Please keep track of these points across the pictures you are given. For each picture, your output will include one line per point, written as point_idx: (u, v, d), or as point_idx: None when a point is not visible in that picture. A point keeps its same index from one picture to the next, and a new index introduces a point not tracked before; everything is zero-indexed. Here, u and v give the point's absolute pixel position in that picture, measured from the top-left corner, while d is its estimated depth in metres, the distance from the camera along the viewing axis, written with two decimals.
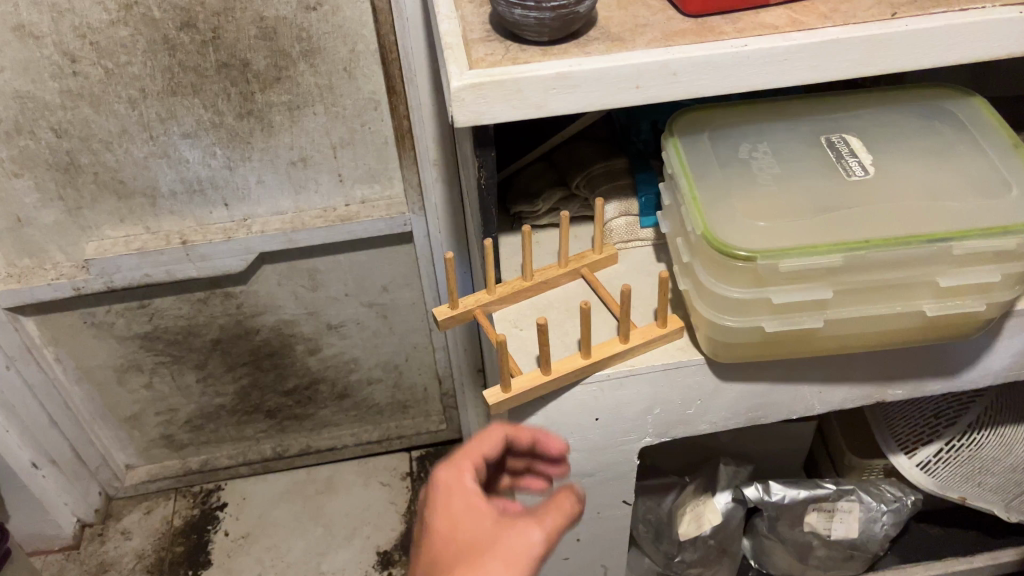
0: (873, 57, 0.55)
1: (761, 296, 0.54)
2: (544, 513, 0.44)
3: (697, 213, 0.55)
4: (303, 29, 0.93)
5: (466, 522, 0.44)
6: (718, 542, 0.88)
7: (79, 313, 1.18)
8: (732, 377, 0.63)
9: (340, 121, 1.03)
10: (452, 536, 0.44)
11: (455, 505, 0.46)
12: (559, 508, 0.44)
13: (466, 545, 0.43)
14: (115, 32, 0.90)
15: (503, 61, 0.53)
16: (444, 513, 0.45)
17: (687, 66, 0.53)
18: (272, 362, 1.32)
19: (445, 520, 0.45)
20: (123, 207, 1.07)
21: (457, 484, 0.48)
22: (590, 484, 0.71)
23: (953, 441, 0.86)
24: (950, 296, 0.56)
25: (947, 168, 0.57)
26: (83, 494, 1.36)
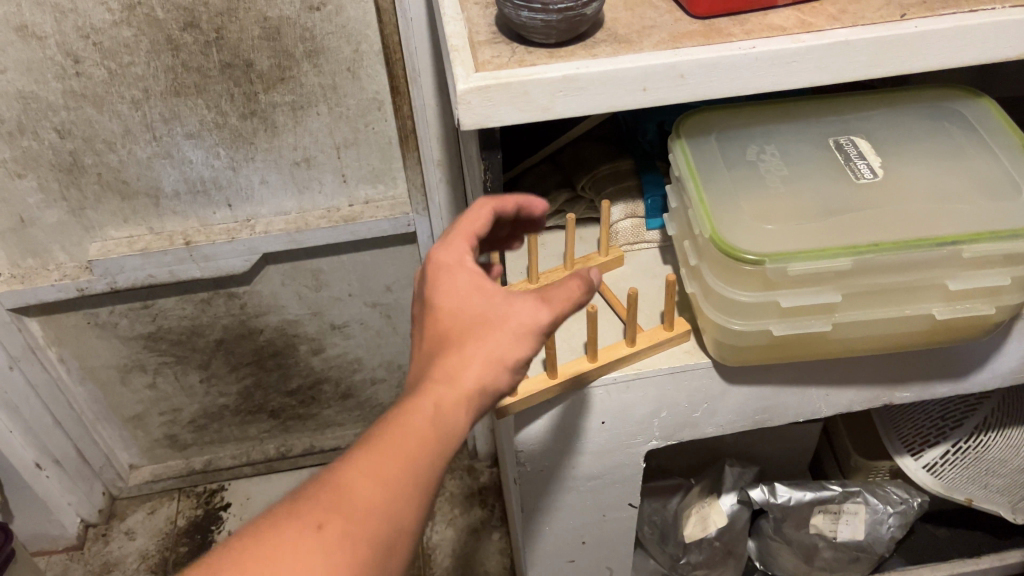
0: (882, 59, 0.54)
1: (768, 300, 0.54)
2: (548, 291, 0.47)
3: (705, 215, 0.54)
4: (306, 29, 0.93)
5: (473, 296, 0.47)
6: (725, 543, 0.88)
7: (83, 313, 1.17)
8: (740, 380, 0.63)
9: (344, 122, 1.03)
10: (460, 311, 0.46)
11: (460, 283, 0.47)
12: (567, 286, 0.47)
13: (476, 318, 0.46)
14: (118, 32, 0.89)
15: (510, 64, 0.53)
16: (449, 290, 0.47)
17: (695, 68, 0.53)
18: (276, 362, 1.32)
19: (451, 295, 0.47)
20: (126, 207, 1.07)
21: (457, 262, 0.49)
22: (596, 486, 0.70)
23: (960, 443, 0.85)
24: (959, 299, 0.55)
25: (957, 170, 0.57)
26: (86, 493, 1.36)
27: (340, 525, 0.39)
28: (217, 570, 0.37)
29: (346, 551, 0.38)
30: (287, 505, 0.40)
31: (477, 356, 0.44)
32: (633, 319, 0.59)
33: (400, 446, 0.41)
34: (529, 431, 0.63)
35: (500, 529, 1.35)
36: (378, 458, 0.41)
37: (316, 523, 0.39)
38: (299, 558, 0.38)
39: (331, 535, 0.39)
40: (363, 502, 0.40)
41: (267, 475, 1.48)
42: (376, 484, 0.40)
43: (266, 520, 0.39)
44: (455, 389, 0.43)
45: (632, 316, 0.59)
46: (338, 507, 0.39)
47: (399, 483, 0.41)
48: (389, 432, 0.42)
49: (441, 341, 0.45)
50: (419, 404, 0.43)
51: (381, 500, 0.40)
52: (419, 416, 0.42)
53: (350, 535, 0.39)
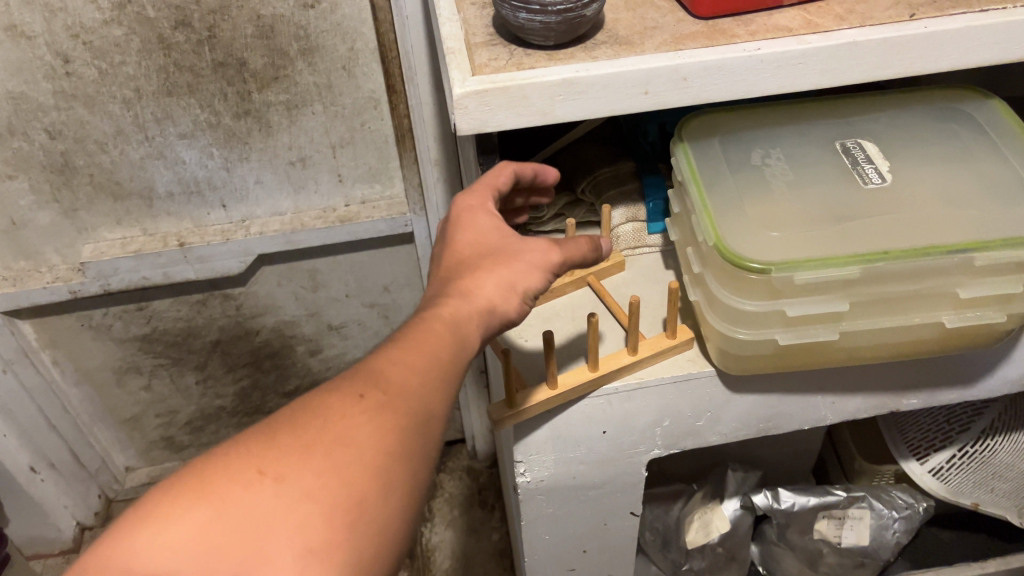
0: (891, 60, 0.53)
1: (774, 308, 0.52)
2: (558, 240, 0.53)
3: (708, 222, 0.53)
4: (300, 27, 0.91)
5: (494, 233, 0.53)
6: (727, 549, 0.87)
7: (76, 316, 1.16)
8: (744, 389, 0.62)
9: (340, 121, 1.01)
10: (482, 244, 0.52)
11: (485, 220, 0.53)
12: (576, 241, 0.54)
13: (496, 251, 0.51)
14: (108, 32, 0.88)
15: (507, 67, 0.51)
16: (474, 227, 0.53)
17: (698, 71, 0.51)
18: (273, 363, 1.31)
19: (475, 231, 0.52)
20: (119, 209, 1.05)
21: (481, 205, 0.54)
22: (597, 495, 0.69)
23: (966, 447, 0.84)
24: (970, 307, 0.54)
25: (967, 174, 0.55)
26: (82, 496, 1.36)
27: (379, 396, 0.41)
28: (271, 433, 0.38)
29: (387, 417, 0.40)
30: (325, 386, 0.41)
31: (496, 276, 0.50)
32: (635, 326, 0.58)
33: (429, 340, 0.45)
34: (528, 440, 0.62)
35: (499, 530, 1.34)
36: (409, 348, 0.44)
37: (357, 392, 0.41)
38: (346, 421, 0.39)
39: (374, 403, 0.40)
40: (398, 380, 0.42)
41: None
42: (407, 368, 0.43)
43: (307, 398, 0.41)
44: (474, 301, 0.48)
45: (634, 322, 0.57)
46: (375, 383, 0.41)
47: (429, 370, 0.43)
48: (415, 332, 0.45)
49: (463, 264, 0.51)
50: (443, 310, 0.47)
51: (413, 382, 0.42)
52: (444, 318, 0.46)
53: (388, 405, 0.41)
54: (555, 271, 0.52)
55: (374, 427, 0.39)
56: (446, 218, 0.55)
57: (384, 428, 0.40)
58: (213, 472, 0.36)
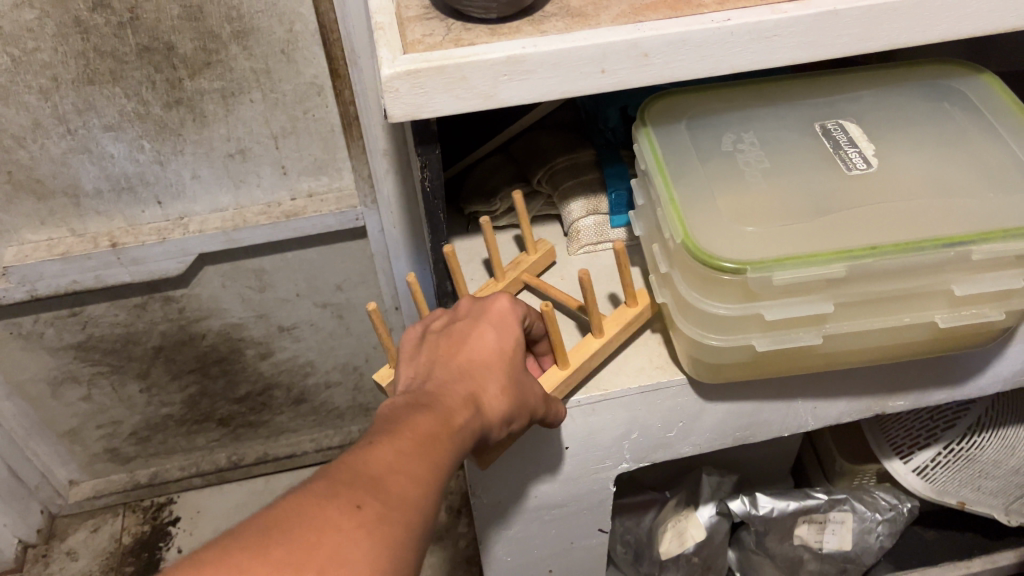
0: (876, 31, 0.47)
1: (751, 312, 0.46)
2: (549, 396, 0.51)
3: (676, 217, 0.47)
4: (232, 8, 0.84)
5: (514, 352, 0.50)
6: (703, 559, 0.81)
7: (3, 324, 1.07)
8: (719, 397, 0.56)
9: (280, 109, 0.94)
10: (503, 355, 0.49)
11: (515, 332, 0.50)
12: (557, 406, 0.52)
13: (512, 369, 0.48)
14: (18, 15, 0.80)
15: (445, 43, 0.45)
16: (501, 334, 0.50)
17: (661, 45, 0.45)
18: (221, 368, 1.23)
19: (501, 338, 0.50)
20: (43, 209, 0.97)
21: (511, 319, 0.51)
22: (561, 515, 0.63)
23: (952, 444, 0.79)
24: (964, 303, 0.49)
25: (961, 158, 0.50)
26: (22, 514, 1.27)
27: (379, 509, 0.36)
28: (259, 539, 0.32)
29: (385, 533, 0.35)
30: (325, 481, 0.36)
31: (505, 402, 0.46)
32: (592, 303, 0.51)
33: (433, 447, 0.41)
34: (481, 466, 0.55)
35: (467, 537, 1.28)
36: (416, 453, 0.39)
37: (354, 502, 0.35)
38: (343, 535, 0.34)
39: (373, 517, 0.35)
40: (396, 488, 0.37)
41: (218, 485, 1.39)
42: (405, 475, 0.38)
43: (300, 495, 0.35)
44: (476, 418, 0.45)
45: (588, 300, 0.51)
46: (374, 490, 0.36)
47: (425, 478, 0.39)
48: (418, 430, 0.41)
49: (482, 367, 0.47)
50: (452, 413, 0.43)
51: (412, 493, 0.38)
52: (452, 427, 0.43)
53: (387, 518, 0.35)
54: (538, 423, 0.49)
55: (374, 544, 0.34)
56: (473, 306, 0.52)
57: (382, 544, 0.34)
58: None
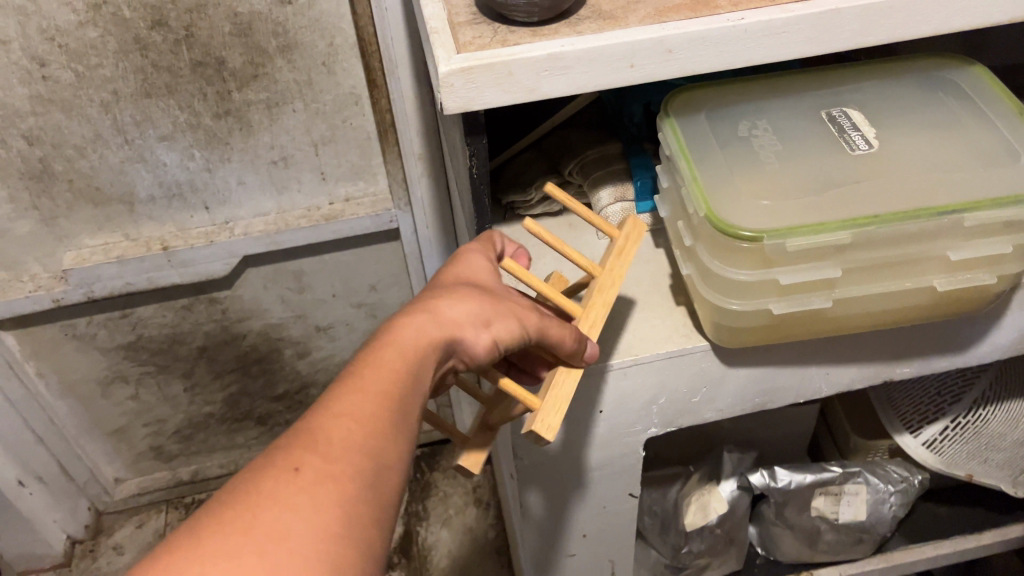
0: (874, 27, 0.53)
1: (767, 278, 0.52)
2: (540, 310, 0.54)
3: (699, 194, 0.52)
4: (279, 24, 0.91)
5: (483, 276, 0.54)
6: (725, 531, 0.87)
7: (60, 326, 1.14)
8: (740, 362, 0.62)
9: (321, 118, 1.01)
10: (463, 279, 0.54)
11: (476, 262, 0.55)
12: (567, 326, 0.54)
13: (478, 287, 0.53)
14: (83, 34, 0.87)
15: (493, 44, 0.51)
16: (464, 268, 0.55)
17: (683, 42, 0.51)
18: (261, 367, 1.30)
19: (464, 270, 0.54)
20: (100, 215, 1.04)
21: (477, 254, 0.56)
22: (595, 478, 0.69)
23: (959, 418, 0.85)
24: (960, 269, 0.54)
25: (954, 139, 0.56)
26: (71, 510, 1.34)
27: (330, 448, 0.39)
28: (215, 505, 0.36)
29: (335, 468, 0.39)
30: (279, 441, 0.40)
31: (467, 307, 0.50)
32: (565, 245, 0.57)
33: (390, 362, 0.45)
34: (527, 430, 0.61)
35: (496, 527, 1.34)
36: (369, 378, 0.44)
37: (291, 465, 0.38)
38: (293, 482, 0.38)
39: (324, 457, 0.39)
40: (336, 439, 0.40)
41: None
42: (357, 408, 0.42)
43: (243, 470, 0.38)
44: (438, 323, 0.49)
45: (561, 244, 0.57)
46: (313, 448, 0.39)
47: (381, 406, 0.43)
48: (364, 366, 0.45)
49: (443, 289, 0.52)
50: (402, 326, 0.47)
51: (358, 438, 0.41)
52: (412, 337, 0.47)
53: (325, 473, 0.38)
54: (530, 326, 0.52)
55: (315, 499, 0.37)
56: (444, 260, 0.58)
57: (324, 498, 0.37)
58: (167, 552, 0.35)
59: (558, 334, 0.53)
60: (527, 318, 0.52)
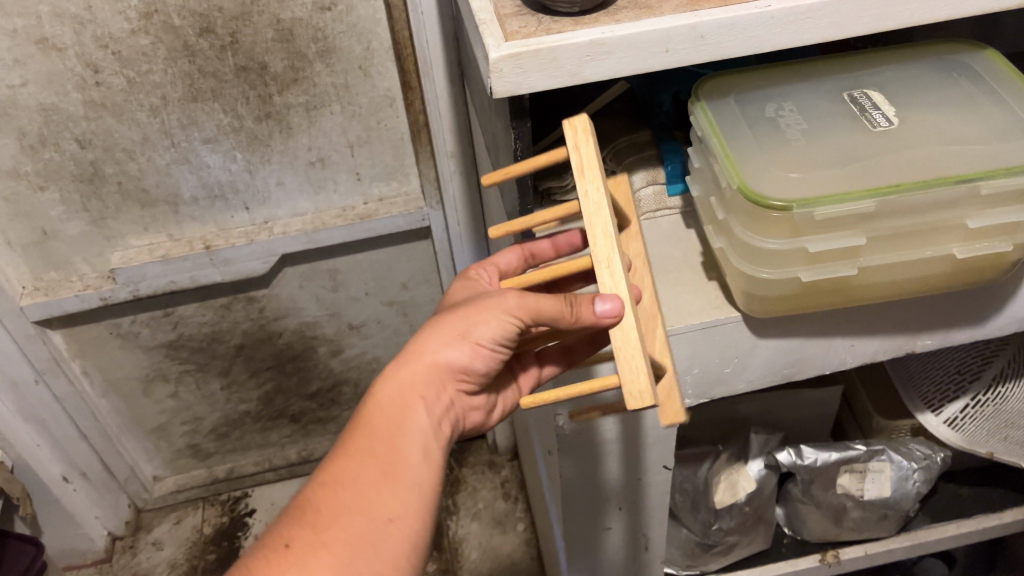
0: (891, 12, 0.57)
1: (797, 246, 0.56)
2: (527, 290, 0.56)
3: (732, 168, 0.56)
4: (319, 30, 0.94)
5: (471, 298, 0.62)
6: (754, 509, 0.92)
7: (105, 324, 1.19)
8: (769, 333, 0.65)
9: (357, 120, 1.05)
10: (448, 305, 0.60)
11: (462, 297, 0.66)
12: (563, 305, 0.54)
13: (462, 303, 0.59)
14: (135, 41, 0.90)
15: (537, 32, 0.55)
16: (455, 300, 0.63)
17: (714, 28, 0.55)
18: (295, 365, 1.34)
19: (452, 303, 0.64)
20: (146, 216, 1.08)
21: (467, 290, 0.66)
22: (631, 448, 0.73)
23: (978, 396, 0.87)
24: (978, 237, 0.58)
25: (969, 116, 0.59)
26: (112, 506, 1.38)
27: (328, 511, 0.50)
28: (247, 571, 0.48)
29: (334, 529, 0.49)
30: (292, 508, 0.51)
31: (438, 335, 0.56)
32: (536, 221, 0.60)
33: (379, 416, 0.54)
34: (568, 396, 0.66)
35: (524, 520, 1.37)
36: (362, 438, 0.53)
37: (283, 543, 0.48)
38: (302, 546, 0.48)
39: (324, 519, 0.49)
40: (324, 510, 0.50)
41: (289, 480, 1.50)
42: (351, 470, 0.52)
43: (251, 553, 0.48)
44: (416, 360, 0.56)
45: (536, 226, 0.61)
46: (303, 525, 0.49)
47: (374, 463, 0.52)
48: (354, 431, 0.54)
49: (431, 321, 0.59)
50: (382, 383, 0.56)
51: (344, 504, 0.50)
52: (396, 386, 0.56)
53: (314, 544, 0.48)
54: (514, 314, 0.55)
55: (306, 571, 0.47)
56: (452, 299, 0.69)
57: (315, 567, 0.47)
58: None
59: (538, 308, 0.55)
60: (506, 309, 0.55)
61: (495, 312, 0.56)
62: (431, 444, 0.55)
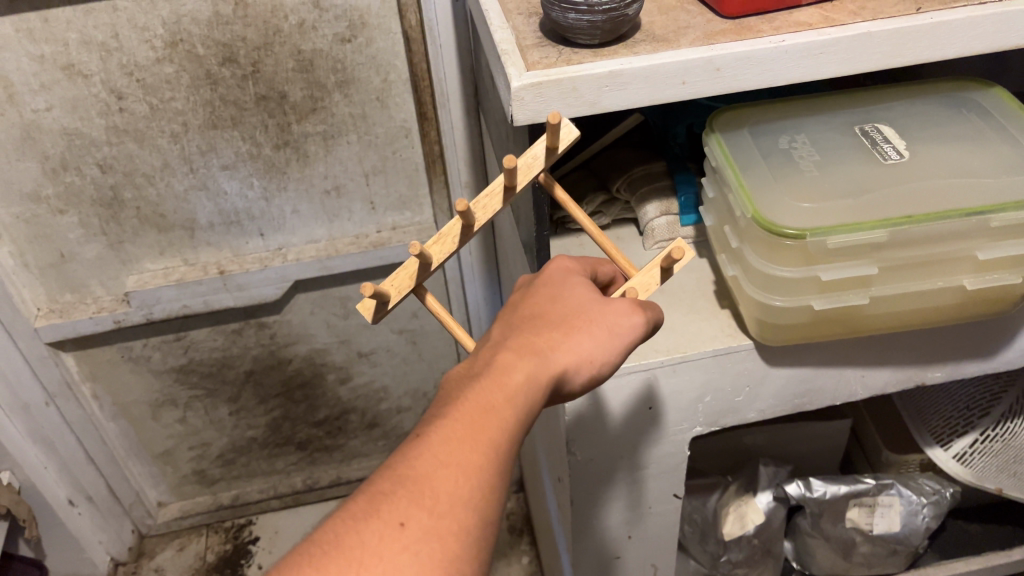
0: (902, 49, 0.58)
1: (810, 274, 0.57)
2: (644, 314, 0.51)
3: (746, 198, 0.58)
4: (338, 61, 0.96)
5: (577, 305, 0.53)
6: (762, 541, 0.93)
7: (117, 347, 1.20)
8: (780, 361, 0.66)
9: (373, 150, 1.06)
10: (581, 296, 0.52)
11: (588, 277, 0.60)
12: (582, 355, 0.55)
13: (578, 303, 0.51)
14: (160, 69, 0.92)
15: (558, 63, 0.57)
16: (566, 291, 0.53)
17: (730, 61, 0.57)
18: (304, 393, 1.35)
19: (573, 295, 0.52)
20: (163, 241, 1.10)
21: None
22: (642, 477, 0.73)
23: (988, 431, 0.88)
24: (987, 269, 0.59)
25: (979, 149, 0.61)
26: (117, 531, 1.37)
27: (450, 491, 0.41)
28: (348, 534, 0.39)
29: (455, 518, 0.41)
30: (401, 474, 0.42)
31: (580, 341, 0.49)
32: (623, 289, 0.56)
33: (504, 421, 0.45)
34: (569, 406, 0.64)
35: (530, 553, 1.36)
36: (481, 427, 0.44)
37: (397, 520, 0.40)
38: (416, 526, 0.40)
39: (442, 503, 0.41)
40: (444, 494, 0.41)
41: (294, 508, 1.49)
42: (474, 461, 0.43)
43: (355, 514, 0.40)
44: (553, 361, 0.48)
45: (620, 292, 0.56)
46: (419, 500, 0.41)
47: (495, 460, 0.44)
48: (475, 405, 0.45)
49: (539, 313, 0.51)
50: (517, 367, 0.47)
51: (464, 496, 0.42)
52: (533, 393, 0.46)
53: (429, 531, 0.40)
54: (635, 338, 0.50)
55: (418, 562, 0.39)
56: None
57: (427, 560, 0.39)
58: (317, 564, 0.38)
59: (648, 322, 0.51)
60: (623, 330, 0.50)
61: (623, 328, 0.50)
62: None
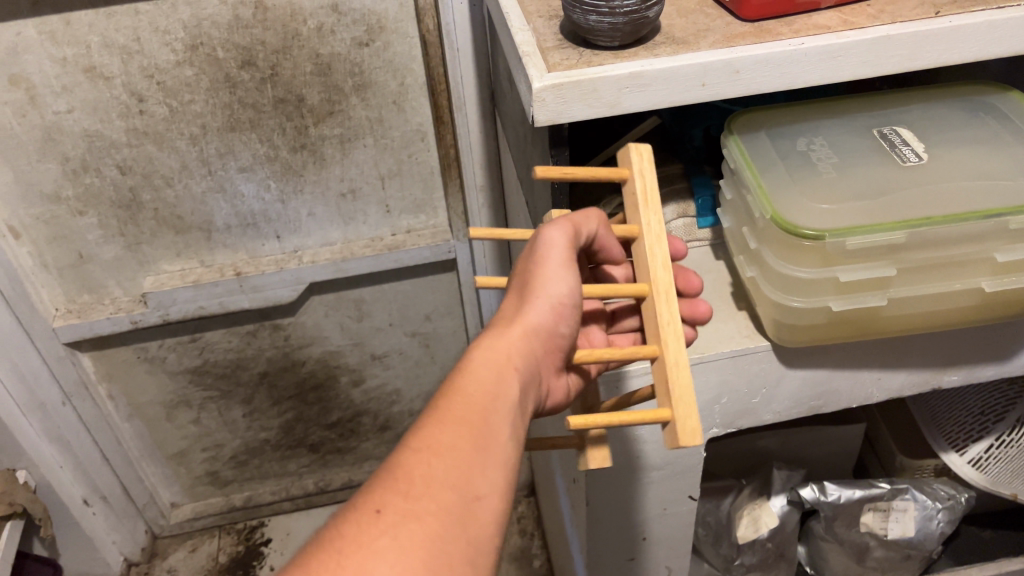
0: (921, 52, 0.59)
1: (828, 276, 0.57)
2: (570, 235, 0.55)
3: (765, 199, 0.58)
4: (356, 65, 0.97)
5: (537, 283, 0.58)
6: (776, 545, 0.93)
7: (133, 348, 1.20)
8: (797, 363, 0.66)
9: (388, 153, 1.07)
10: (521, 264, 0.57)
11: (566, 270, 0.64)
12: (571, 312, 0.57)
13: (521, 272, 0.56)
14: (180, 72, 0.93)
15: (579, 64, 0.58)
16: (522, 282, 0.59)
17: (750, 64, 0.57)
18: (317, 395, 1.35)
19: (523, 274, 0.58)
20: (180, 242, 1.10)
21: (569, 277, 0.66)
22: (658, 478, 0.73)
23: (1003, 436, 0.88)
24: (1006, 272, 0.59)
25: (999, 153, 0.61)
26: (130, 531, 1.38)
27: (425, 473, 0.43)
28: (331, 533, 0.41)
29: (433, 495, 0.43)
30: (380, 471, 0.44)
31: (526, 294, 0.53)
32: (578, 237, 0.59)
33: (474, 390, 0.48)
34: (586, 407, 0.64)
35: (541, 557, 1.36)
36: (453, 406, 0.47)
37: (374, 508, 0.42)
38: (394, 510, 0.41)
39: (418, 484, 0.43)
40: (419, 475, 0.43)
41: (306, 510, 1.50)
42: (447, 438, 0.45)
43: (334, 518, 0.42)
44: (511, 325, 0.52)
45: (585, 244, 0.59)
46: (393, 487, 0.42)
47: (469, 432, 0.46)
48: (444, 391, 0.48)
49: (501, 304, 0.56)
50: (477, 346, 0.51)
51: (439, 474, 0.43)
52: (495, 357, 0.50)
53: (407, 513, 0.41)
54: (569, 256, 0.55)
55: (398, 540, 0.40)
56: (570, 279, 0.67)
57: (408, 538, 0.40)
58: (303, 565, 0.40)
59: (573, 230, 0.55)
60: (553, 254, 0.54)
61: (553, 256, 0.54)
62: (519, 428, 0.49)
